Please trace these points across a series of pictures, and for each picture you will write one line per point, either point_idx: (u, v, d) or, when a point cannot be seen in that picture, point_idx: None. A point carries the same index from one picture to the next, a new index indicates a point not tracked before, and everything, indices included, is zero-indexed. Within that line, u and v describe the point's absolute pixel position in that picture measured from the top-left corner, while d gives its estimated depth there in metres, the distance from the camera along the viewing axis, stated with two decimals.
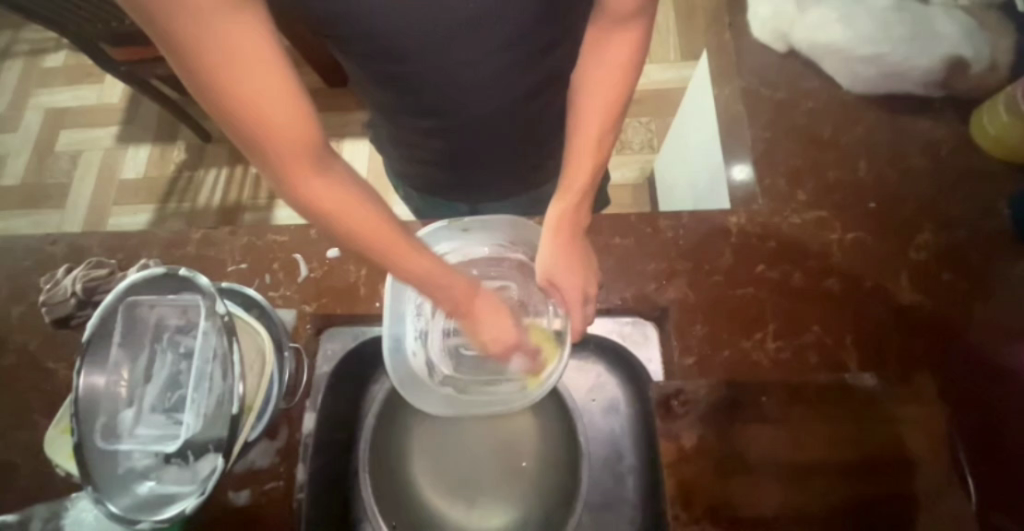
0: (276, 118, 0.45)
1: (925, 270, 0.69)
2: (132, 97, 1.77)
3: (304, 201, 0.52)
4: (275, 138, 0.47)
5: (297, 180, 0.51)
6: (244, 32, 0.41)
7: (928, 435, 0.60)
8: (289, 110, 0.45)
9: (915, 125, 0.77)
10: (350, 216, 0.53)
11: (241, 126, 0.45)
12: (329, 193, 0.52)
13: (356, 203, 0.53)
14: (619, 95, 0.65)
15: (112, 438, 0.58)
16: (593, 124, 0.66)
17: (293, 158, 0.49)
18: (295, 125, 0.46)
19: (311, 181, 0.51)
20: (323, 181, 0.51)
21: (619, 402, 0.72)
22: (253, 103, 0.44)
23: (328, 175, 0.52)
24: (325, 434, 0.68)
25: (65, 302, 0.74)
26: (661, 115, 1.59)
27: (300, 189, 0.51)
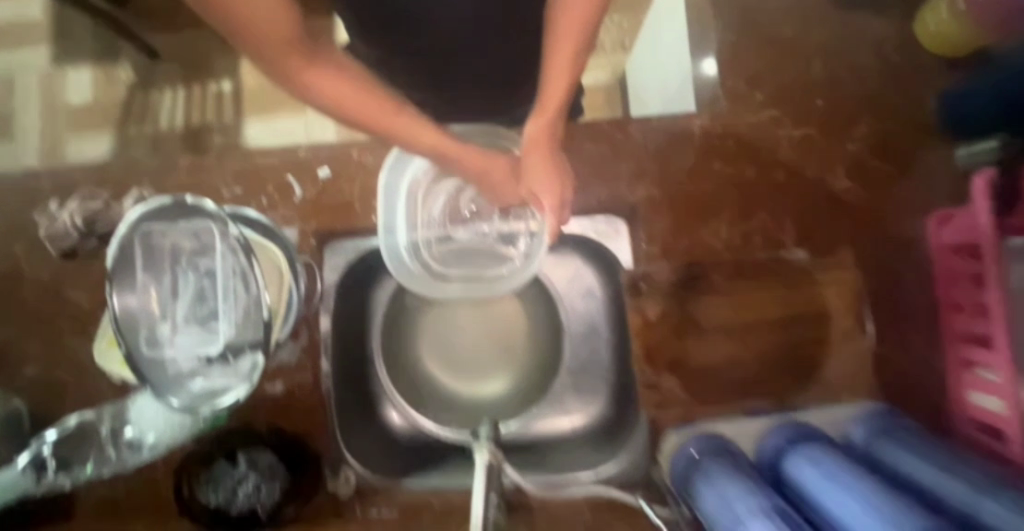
0: (265, 18, 0.52)
1: (858, 159, 0.79)
2: (55, 9, 1.60)
3: (318, 96, 0.60)
4: (269, 36, 0.53)
5: (306, 77, 0.59)
6: None
7: (843, 295, 0.74)
8: (275, 8, 0.52)
9: (865, 21, 0.82)
10: (358, 103, 0.61)
11: (245, 31, 0.53)
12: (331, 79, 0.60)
13: (360, 90, 0.61)
14: (592, 1, 0.66)
15: (156, 348, 0.66)
16: (571, 28, 0.66)
17: (290, 54, 0.56)
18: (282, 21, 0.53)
19: (315, 71, 0.59)
20: (329, 75, 0.59)
21: (593, 286, 0.83)
22: (246, 5, 0.51)
23: (324, 64, 0.59)
24: (341, 331, 0.79)
25: (68, 235, 0.77)
26: (632, 11, 1.56)
27: (305, 79, 0.59)
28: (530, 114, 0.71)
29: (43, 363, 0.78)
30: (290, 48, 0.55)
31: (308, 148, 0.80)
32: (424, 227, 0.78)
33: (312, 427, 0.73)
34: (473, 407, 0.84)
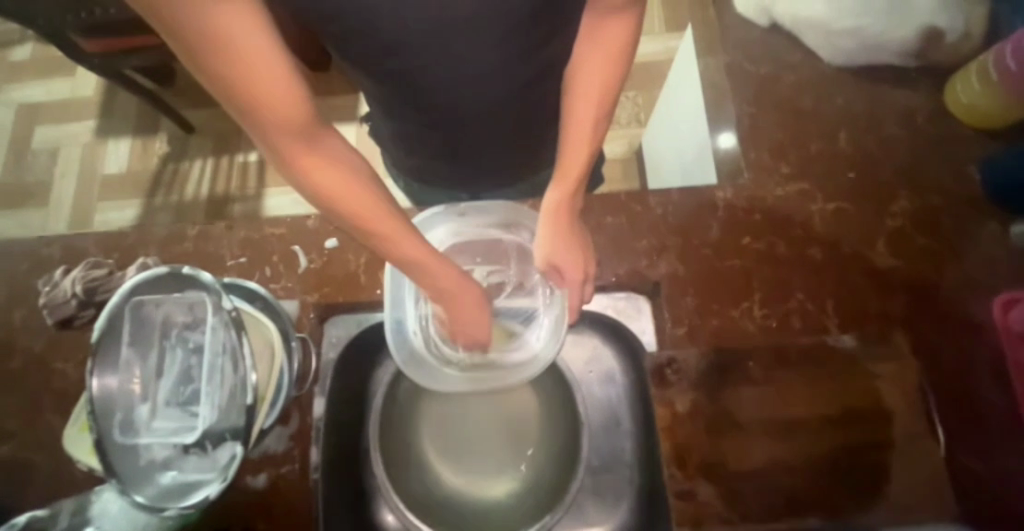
0: (275, 101, 0.48)
1: (901, 235, 0.72)
2: (106, 89, 1.73)
3: (313, 187, 0.56)
4: (270, 118, 0.49)
5: (303, 164, 0.54)
6: (242, 20, 0.43)
7: (904, 389, 0.64)
8: (287, 95, 0.48)
9: (894, 95, 0.79)
10: (370, 214, 0.58)
11: (248, 111, 0.48)
12: (323, 171, 0.55)
13: (373, 200, 0.58)
14: (608, 81, 0.66)
15: (130, 433, 0.60)
16: (590, 111, 0.67)
17: (286, 136, 0.51)
18: (294, 103, 0.49)
19: (307, 157, 0.54)
20: (327, 165, 0.55)
21: (615, 372, 0.75)
22: (259, 89, 0.46)
23: (322, 152, 0.55)
24: (336, 417, 0.72)
25: (67, 304, 0.74)
26: (647, 88, 1.59)
27: (293, 160, 0.54)
28: (550, 180, 0.69)
29: (17, 442, 0.72)
30: (295, 137, 0.52)
31: (316, 219, 0.78)
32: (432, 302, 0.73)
33: (293, 528, 0.66)
34: (478, 507, 0.75)
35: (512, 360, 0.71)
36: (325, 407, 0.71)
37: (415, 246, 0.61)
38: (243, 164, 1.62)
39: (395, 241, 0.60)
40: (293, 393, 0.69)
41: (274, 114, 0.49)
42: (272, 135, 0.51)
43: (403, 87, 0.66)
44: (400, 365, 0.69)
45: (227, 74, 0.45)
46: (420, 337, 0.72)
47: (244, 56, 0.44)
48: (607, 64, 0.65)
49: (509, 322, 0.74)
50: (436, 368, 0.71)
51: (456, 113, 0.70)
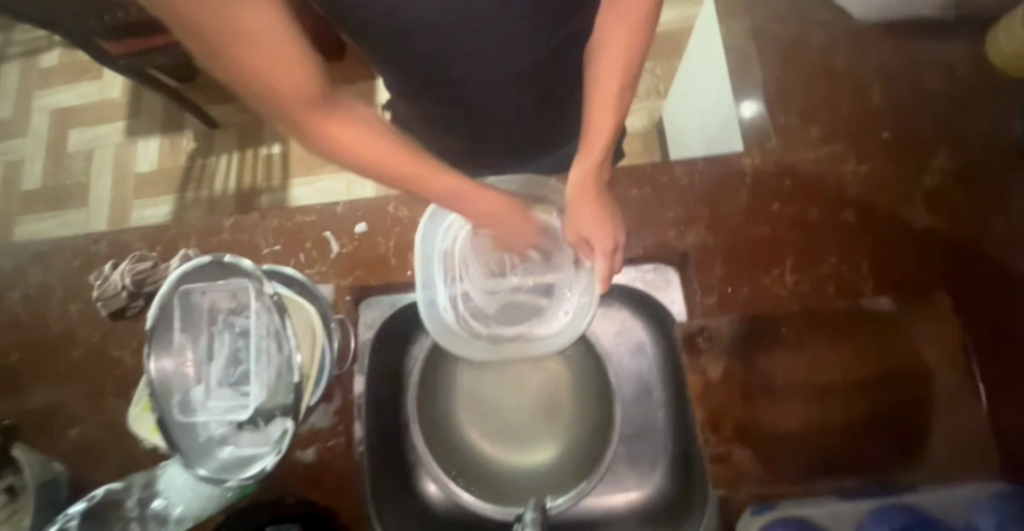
0: (287, 81, 0.47)
1: (941, 193, 0.70)
2: (133, 90, 1.77)
3: (343, 155, 0.56)
4: (285, 96, 0.49)
5: (332, 137, 0.55)
6: (250, 9, 0.43)
7: (943, 348, 0.64)
8: (299, 77, 0.48)
9: (929, 47, 0.76)
10: (407, 167, 0.59)
11: (273, 99, 0.49)
12: (349, 140, 0.55)
13: (408, 155, 0.58)
14: (632, 50, 0.65)
15: (189, 413, 0.64)
16: (614, 81, 0.66)
17: (307, 113, 0.52)
18: (307, 81, 0.48)
19: (333, 127, 0.54)
20: (355, 132, 0.55)
21: (645, 343, 0.77)
22: (272, 77, 0.47)
23: (351, 121, 0.55)
24: (376, 394, 0.75)
25: (117, 296, 0.78)
26: (666, 58, 1.56)
27: (320, 138, 0.55)
28: (576, 155, 0.69)
29: (85, 425, 0.77)
30: (321, 110, 0.52)
31: (346, 205, 0.80)
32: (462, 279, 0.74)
33: (342, 497, 0.69)
34: (516, 476, 0.77)
35: (551, 330, 0.72)
36: (364, 384, 0.73)
37: (448, 183, 0.62)
38: (267, 156, 1.65)
39: (426, 182, 0.61)
40: (334, 372, 0.71)
41: (294, 95, 0.49)
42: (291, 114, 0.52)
43: (424, 67, 0.66)
44: (435, 338, 0.71)
45: (238, 58, 0.45)
46: (453, 314, 0.73)
47: (254, 38, 0.44)
48: (628, 33, 0.64)
49: (541, 294, 0.75)
50: (471, 339, 0.73)
51: (479, 92, 0.71)
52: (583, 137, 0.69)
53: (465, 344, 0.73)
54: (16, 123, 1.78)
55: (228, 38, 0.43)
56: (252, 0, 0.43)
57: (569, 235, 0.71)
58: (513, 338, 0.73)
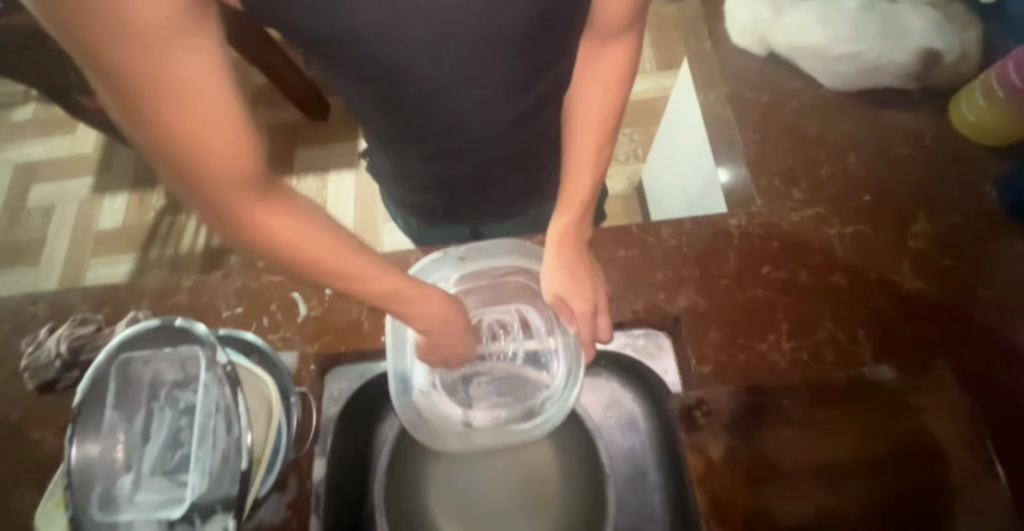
0: (217, 151, 0.43)
1: (927, 258, 0.70)
2: (105, 145, 1.73)
3: (268, 240, 0.51)
4: (208, 167, 0.44)
5: (248, 212, 0.49)
6: (182, 54, 0.39)
7: (952, 421, 0.60)
8: (227, 141, 0.43)
9: (899, 116, 0.78)
10: (332, 258, 0.53)
11: (183, 162, 0.43)
12: (274, 225, 0.50)
13: (335, 244, 0.53)
14: (611, 108, 0.66)
15: (110, 508, 0.54)
16: (592, 135, 0.67)
17: (234, 189, 0.46)
18: (241, 151, 0.44)
19: (259, 210, 0.49)
20: (273, 211, 0.50)
21: (637, 417, 0.71)
22: (194, 130, 0.41)
23: (276, 206, 0.50)
24: (336, 480, 0.66)
25: (51, 366, 0.70)
26: (643, 125, 1.61)
27: (242, 216, 0.49)
28: (554, 210, 0.68)
29: None
30: (252, 194, 0.48)
31: None
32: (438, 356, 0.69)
33: None
34: None
35: (525, 410, 0.66)
36: (326, 469, 0.65)
37: (391, 285, 0.57)
38: None
39: (369, 278, 0.56)
40: (290, 455, 0.63)
41: (217, 165, 0.44)
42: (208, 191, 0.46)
43: (402, 122, 0.64)
44: (405, 425, 0.63)
45: (142, 92, 0.39)
46: (428, 396, 0.66)
47: (177, 83, 0.39)
48: (607, 93, 0.66)
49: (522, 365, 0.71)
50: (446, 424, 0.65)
51: (456, 146, 0.69)
52: (561, 194, 0.69)
53: (424, 428, 0.64)
54: None
55: (155, 84, 0.39)
56: (185, 43, 0.39)
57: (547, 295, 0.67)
58: (475, 430, 0.66)
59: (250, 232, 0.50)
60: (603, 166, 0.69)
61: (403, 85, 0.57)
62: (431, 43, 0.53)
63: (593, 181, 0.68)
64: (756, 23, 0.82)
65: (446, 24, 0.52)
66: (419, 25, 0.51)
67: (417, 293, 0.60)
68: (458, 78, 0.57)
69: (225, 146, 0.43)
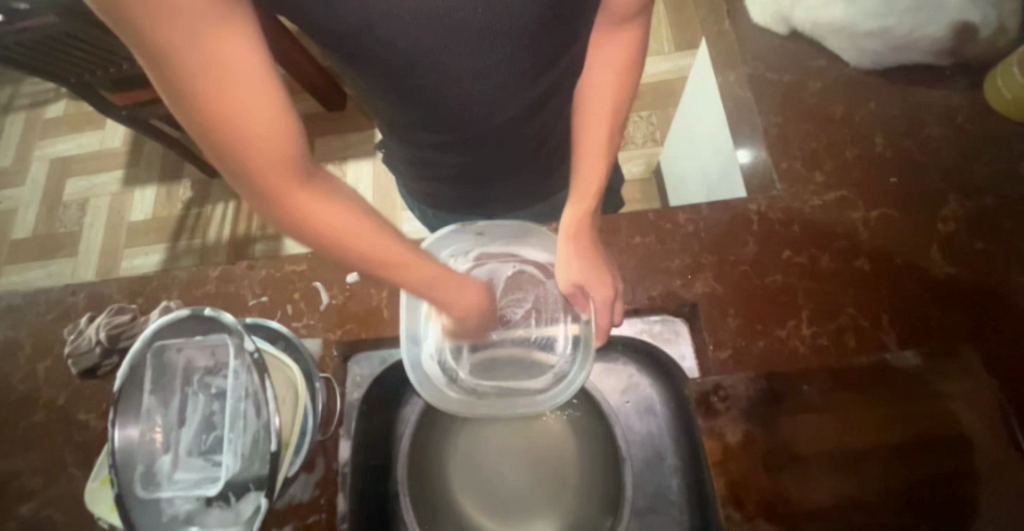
0: (252, 128, 0.44)
1: (956, 241, 0.67)
2: (133, 139, 1.79)
3: (309, 226, 0.52)
4: (260, 155, 0.46)
5: (287, 200, 0.50)
6: (226, 41, 0.41)
7: (978, 409, 0.59)
8: (274, 124, 0.45)
9: (929, 94, 0.75)
10: (371, 242, 0.55)
11: (237, 150, 0.45)
12: (313, 206, 0.51)
13: (368, 224, 0.54)
14: (622, 89, 0.67)
15: (152, 486, 0.57)
16: (603, 115, 0.68)
17: (282, 176, 0.48)
18: (280, 128, 0.45)
19: (303, 197, 0.50)
20: (315, 195, 0.51)
21: (654, 402, 0.71)
22: (245, 121, 0.44)
23: (321, 190, 0.52)
24: (360, 460, 0.68)
25: (90, 353, 0.73)
26: (661, 107, 1.58)
27: (288, 205, 0.51)
28: (568, 200, 0.68)
29: (42, 497, 0.71)
30: (300, 181, 0.49)
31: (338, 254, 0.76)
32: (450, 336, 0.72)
33: None
34: None
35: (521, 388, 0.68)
36: (350, 451, 0.67)
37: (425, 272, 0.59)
38: None
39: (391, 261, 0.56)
40: (316, 438, 0.65)
41: (262, 147, 0.45)
42: (250, 175, 0.47)
43: (415, 108, 0.64)
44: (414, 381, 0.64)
45: (193, 82, 0.41)
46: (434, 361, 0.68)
47: (221, 67, 0.42)
48: (617, 73, 0.66)
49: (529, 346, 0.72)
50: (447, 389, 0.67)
51: (469, 132, 0.68)
52: (574, 179, 0.69)
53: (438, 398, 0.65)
54: (14, 173, 1.78)
55: (200, 69, 0.41)
56: (225, 28, 0.41)
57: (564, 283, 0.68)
58: (476, 398, 0.67)
59: (294, 219, 0.52)
60: (614, 152, 0.69)
61: (417, 73, 0.57)
62: (439, 32, 0.53)
63: (607, 164, 0.69)
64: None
65: (454, 13, 0.51)
66: (428, 15, 0.51)
67: (442, 274, 0.61)
68: (470, 64, 0.57)
69: (268, 123, 0.45)
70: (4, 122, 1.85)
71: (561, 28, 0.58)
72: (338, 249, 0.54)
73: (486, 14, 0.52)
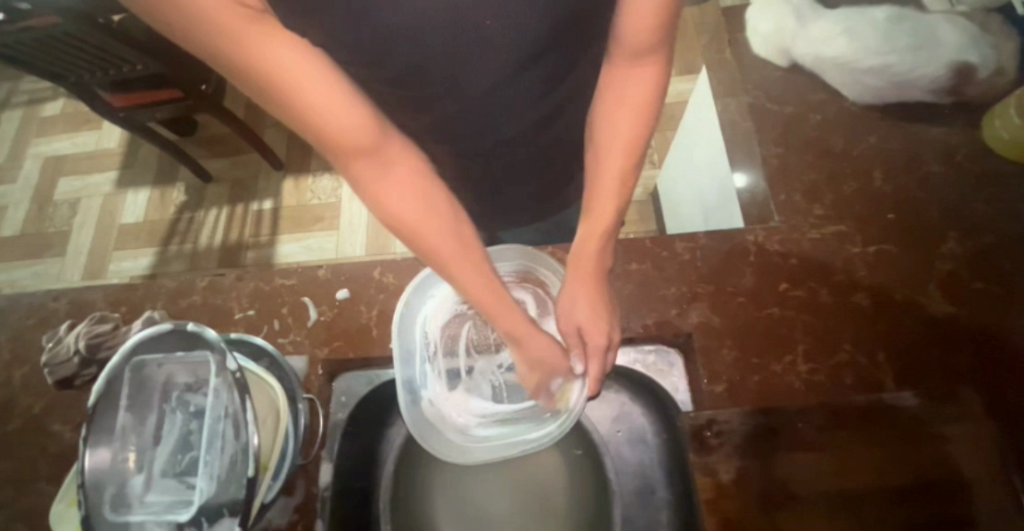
0: (323, 111, 0.50)
1: (954, 280, 0.67)
2: (129, 140, 1.77)
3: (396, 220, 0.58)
4: (342, 140, 0.52)
5: (375, 187, 0.57)
6: (287, 51, 0.48)
7: (977, 453, 0.58)
8: (345, 113, 0.51)
9: (927, 132, 0.75)
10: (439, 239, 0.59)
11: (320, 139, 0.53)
12: (397, 204, 0.58)
13: (438, 209, 0.60)
14: (642, 120, 0.63)
15: (122, 508, 0.55)
16: (618, 143, 0.64)
17: (359, 158, 0.55)
18: (342, 109, 0.51)
19: (385, 185, 0.57)
20: (398, 184, 0.58)
21: (646, 432, 0.69)
22: (318, 115, 0.50)
23: (399, 180, 0.58)
24: (343, 484, 0.66)
25: (68, 362, 0.70)
26: (660, 129, 1.59)
27: (373, 192, 0.57)
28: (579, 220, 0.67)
29: (9, 512, 0.68)
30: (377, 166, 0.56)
31: (329, 269, 0.75)
32: (443, 356, 0.72)
33: None
34: None
35: (530, 419, 0.68)
36: (332, 474, 0.65)
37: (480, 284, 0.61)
38: (258, 212, 1.63)
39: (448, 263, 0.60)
40: (297, 461, 0.64)
41: (339, 135, 0.52)
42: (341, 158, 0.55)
43: (419, 118, 0.63)
44: (412, 432, 0.64)
45: (275, 90, 0.49)
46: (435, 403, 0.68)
47: (285, 71, 0.48)
48: (637, 104, 0.62)
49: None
50: (451, 429, 0.67)
51: (471, 146, 0.68)
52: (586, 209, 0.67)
53: (435, 436, 0.66)
54: (6, 170, 1.76)
55: (268, 74, 0.48)
56: (278, 39, 0.48)
57: (563, 324, 0.67)
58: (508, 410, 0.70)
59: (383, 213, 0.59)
60: (630, 186, 0.66)
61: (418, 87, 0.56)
62: (445, 56, 0.51)
63: (621, 196, 0.66)
64: (780, 32, 0.80)
65: (458, 39, 0.50)
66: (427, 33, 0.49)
67: (490, 290, 0.62)
68: (470, 81, 0.55)
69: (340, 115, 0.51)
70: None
71: (568, 52, 0.57)
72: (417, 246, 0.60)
73: (488, 38, 0.51)
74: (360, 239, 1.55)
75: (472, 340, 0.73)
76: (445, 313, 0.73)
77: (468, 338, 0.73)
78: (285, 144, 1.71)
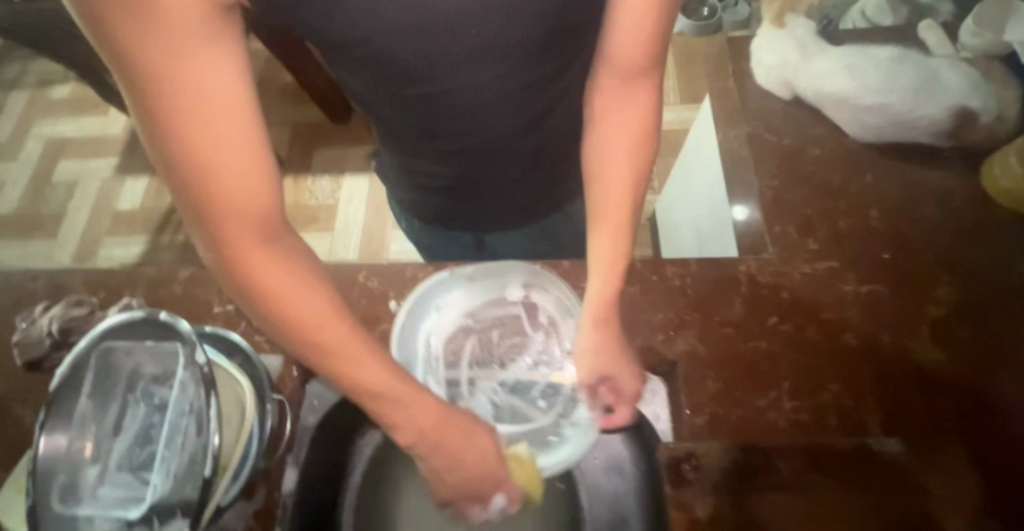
0: (226, 160, 0.45)
1: (945, 326, 0.66)
2: (134, 128, 1.78)
3: (252, 280, 0.51)
4: (227, 203, 0.47)
5: (237, 244, 0.49)
6: (217, 75, 0.43)
7: (952, 507, 0.57)
8: (242, 171, 0.46)
9: (926, 173, 0.75)
10: (319, 320, 0.52)
11: (197, 189, 0.46)
12: (259, 259, 0.51)
13: (312, 285, 0.53)
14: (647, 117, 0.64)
15: (71, 501, 0.53)
16: (624, 143, 0.65)
17: (240, 223, 0.48)
18: (247, 169, 0.46)
19: (253, 247, 0.50)
20: (265, 246, 0.50)
21: (624, 461, 0.65)
22: (210, 159, 0.44)
23: (271, 241, 0.51)
24: (308, 492, 0.64)
25: (39, 343, 0.69)
26: (662, 155, 1.60)
27: (235, 249, 0.50)
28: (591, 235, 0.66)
29: None
30: (252, 232, 0.49)
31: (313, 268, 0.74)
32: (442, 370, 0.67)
33: None
34: None
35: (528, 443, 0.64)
36: (296, 480, 0.63)
37: (363, 374, 0.54)
38: None
39: (314, 323, 0.52)
40: (260, 464, 0.61)
41: (228, 191, 0.46)
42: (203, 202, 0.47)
43: (415, 113, 0.62)
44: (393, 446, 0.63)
45: (170, 109, 0.42)
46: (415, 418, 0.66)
47: (203, 93, 0.43)
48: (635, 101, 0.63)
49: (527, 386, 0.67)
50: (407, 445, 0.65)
51: (465, 146, 0.67)
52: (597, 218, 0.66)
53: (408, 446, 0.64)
54: (8, 148, 1.76)
55: (173, 90, 0.42)
56: (215, 56, 0.43)
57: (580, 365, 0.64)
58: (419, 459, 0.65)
59: (239, 268, 0.51)
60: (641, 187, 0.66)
61: (415, 83, 0.57)
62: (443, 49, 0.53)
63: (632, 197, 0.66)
64: (783, 65, 0.81)
65: (452, 32, 0.52)
66: (434, 22, 0.51)
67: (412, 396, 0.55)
68: (468, 75, 0.57)
69: (235, 173, 0.45)
70: (7, 98, 1.84)
71: (563, 49, 0.59)
72: (261, 296, 0.52)
73: (482, 36, 0.53)
74: (354, 242, 1.56)
75: (473, 356, 0.68)
76: (449, 324, 0.68)
77: (470, 353, 0.68)
78: (288, 142, 1.72)
